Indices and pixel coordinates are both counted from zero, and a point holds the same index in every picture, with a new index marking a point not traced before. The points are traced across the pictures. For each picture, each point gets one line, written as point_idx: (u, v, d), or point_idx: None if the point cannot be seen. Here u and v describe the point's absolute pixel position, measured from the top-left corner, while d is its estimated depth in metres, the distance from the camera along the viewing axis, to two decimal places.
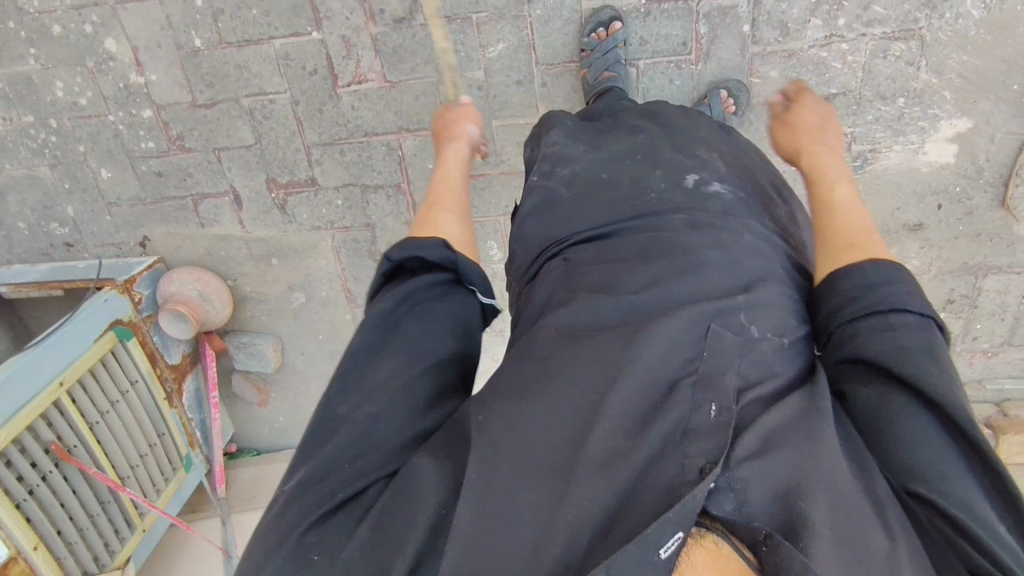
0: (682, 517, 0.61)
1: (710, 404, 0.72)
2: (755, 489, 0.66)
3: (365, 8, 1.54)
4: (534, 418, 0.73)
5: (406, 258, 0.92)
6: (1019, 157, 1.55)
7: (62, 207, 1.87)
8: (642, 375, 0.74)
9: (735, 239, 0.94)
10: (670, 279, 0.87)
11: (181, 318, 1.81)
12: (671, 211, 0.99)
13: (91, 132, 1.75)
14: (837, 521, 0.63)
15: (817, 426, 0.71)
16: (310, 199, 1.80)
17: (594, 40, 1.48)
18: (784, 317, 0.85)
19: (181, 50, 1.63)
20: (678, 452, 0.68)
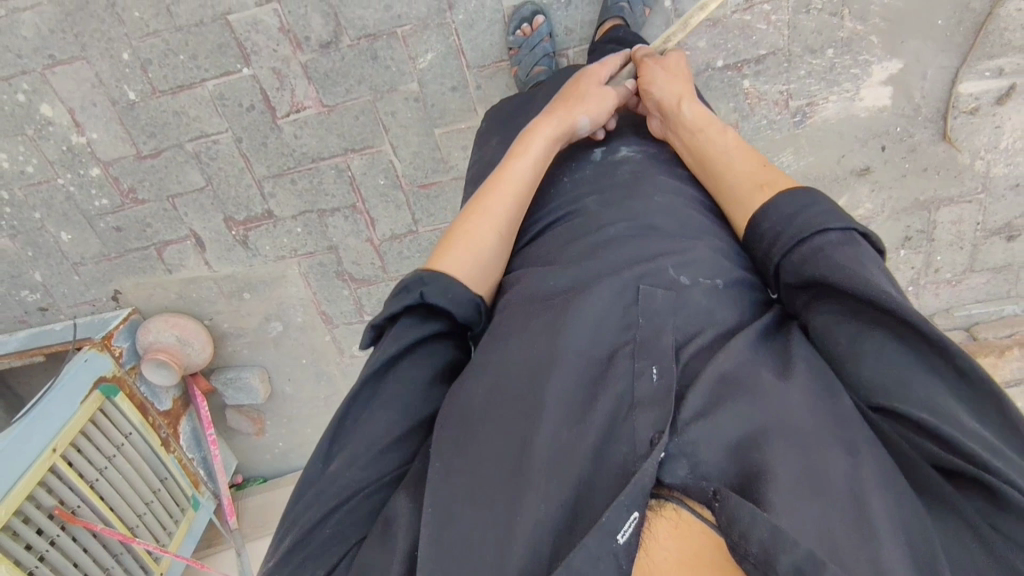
0: (636, 498, 0.63)
1: (651, 370, 0.75)
2: (707, 451, 0.67)
3: (290, 38, 1.54)
4: (479, 424, 0.76)
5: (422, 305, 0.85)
6: (953, 91, 1.57)
7: (30, 274, 1.89)
8: (573, 350, 0.78)
9: (646, 203, 0.98)
10: (598, 258, 0.90)
11: (163, 366, 1.84)
12: (590, 195, 1.04)
13: (44, 198, 1.76)
14: (796, 454, 0.64)
15: (762, 369, 0.74)
16: (271, 231, 1.82)
17: (520, 37, 1.49)
18: (713, 257, 0.89)
19: (117, 105, 1.63)
20: (628, 425, 0.71)
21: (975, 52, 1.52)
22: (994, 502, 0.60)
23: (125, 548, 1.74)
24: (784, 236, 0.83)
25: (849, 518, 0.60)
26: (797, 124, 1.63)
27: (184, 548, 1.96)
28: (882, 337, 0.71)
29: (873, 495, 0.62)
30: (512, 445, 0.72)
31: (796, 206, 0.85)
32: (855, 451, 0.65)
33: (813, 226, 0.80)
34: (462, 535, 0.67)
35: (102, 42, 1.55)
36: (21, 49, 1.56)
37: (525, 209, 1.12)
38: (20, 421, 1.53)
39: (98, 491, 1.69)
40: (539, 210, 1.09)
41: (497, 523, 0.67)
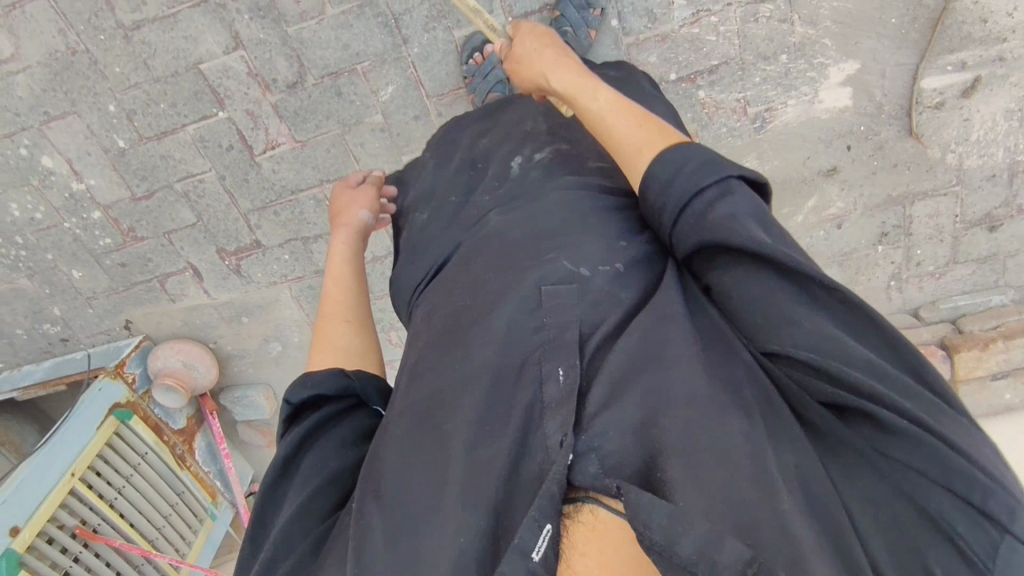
0: (546, 510, 0.66)
1: (557, 371, 0.77)
2: (610, 443, 0.70)
3: (258, 81, 1.63)
4: (398, 453, 0.80)
5: (305, 397, 0.91)
6: (915, 87, 1.54)
7: (49, 309, 2.05)
8: (477, 367, 0.82)
9: (541, 203, 1.01)
10: (505, 268, 0.92)
11: (172, 389, 1.97)
12: (492, 210, 1.06)
13: (54, 241, 1.90)
14: (698, 445, 0.66)
15: (665, 354, 0.74)
16: (261, 259, 1.92)
17: (472, 66, 1.54)
18: (609, 244, 0.91)
19: (109, 152, 1.75)
20: (540, 431, 0.74)
21: (933, 48, 1.50)
22: (882, 432, 0.62)
23: (146, 560, 1.88)
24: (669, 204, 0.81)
25: (750, 482, 0.63)
26: (758, 129, 1.63)
27: (205, 556, 2.10)
28: (771, 282, 0.71)
29: (772, 459, 0.66)
30: (431, 471, 0.77)
31: (664, 182, 0.82)
32: (751, 414, 0.69)
33: (690, 190, 0.78)
34: (396, 555, 0.72)
35: (91, 97, 1.67)
36: (20, 108, 1.69)
37: (444, 229, 1.12)
38: (37, 455, 1.68)
39: (118, 509, 1.84)
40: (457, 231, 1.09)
41: (425, 545, 0.71)
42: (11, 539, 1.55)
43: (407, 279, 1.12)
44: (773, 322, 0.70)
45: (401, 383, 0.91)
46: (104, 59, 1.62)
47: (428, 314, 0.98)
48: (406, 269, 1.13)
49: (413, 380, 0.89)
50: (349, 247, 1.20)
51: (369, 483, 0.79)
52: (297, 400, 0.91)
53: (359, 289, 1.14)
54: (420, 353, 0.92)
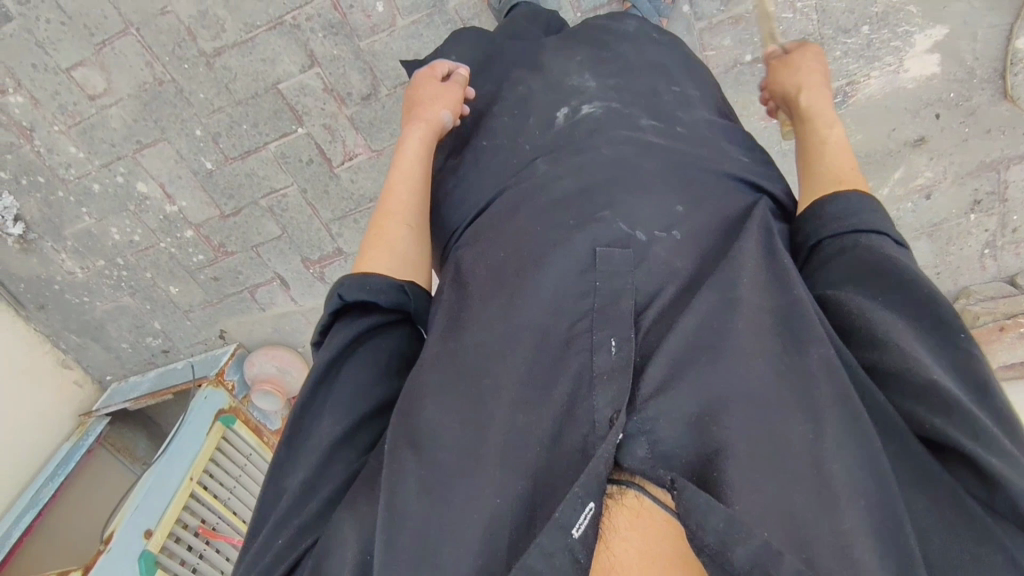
0: (591, 488, 0.66)
1: (609, 342, 0.78)
2: (664, 428, 0.71)
3: (334, 95, 1.67)
4: (438, 400, 0.79)
5: (363, 298, 0.90)
6: (1010, 48, 1.45)
7: (150, 323, 2.18)
8: (525, 328, 0.81)
9: (596, 155, 0.98)
10: (553, 227, 0.90)
11: (269, 394, 2.09)
12: (539, 157, 1.03)
13: (152, 260, 2.02)
14: (751, 433, 0.67)
15: (730, 333, 0.74)
16: (343, 266, 1.99)
17: None
18: (665, 205, 0.92)
19: (198, 174, 1.83)
20: (587, 403, 0.74)
21: None
22: (983, 480, 0.61)
23: None
24: (838, 228, 0.82)
25: (807, 486, 0.63)
26: (838, 105, 1.62)
27: None
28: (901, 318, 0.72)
29: (835, 456, 0.64)
30: (471, 429, 0.75)
31: (849, 207, 0.83)
32: (817, 416, 0.67)
33: (875, 230, 0.80)
34: (422, 509, 0.71)
35: (179, 124, 1.75)
36: (114, 139, 1.78)
37: (480, 171, 1.08)
38: (150, 469, 1.81)
39: (230, 508, 1.97)
40: (500, 177, 1.05)
41: (453, 504, 0.71)
42: (146, 541, 1.69)
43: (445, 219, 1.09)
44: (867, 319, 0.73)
45: (438, 323, 0.89)
46: (188, 86, 1.68)
47: (461, 271, 0.95)
48: (450, 210, 1.09)
49: (445, 331, 0.87)
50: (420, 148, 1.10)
51: (391, 435, 0.77)
52: (350, 299, 0.89)
53: (422, 198, 1.06)
54: (459, 301, 0.90)
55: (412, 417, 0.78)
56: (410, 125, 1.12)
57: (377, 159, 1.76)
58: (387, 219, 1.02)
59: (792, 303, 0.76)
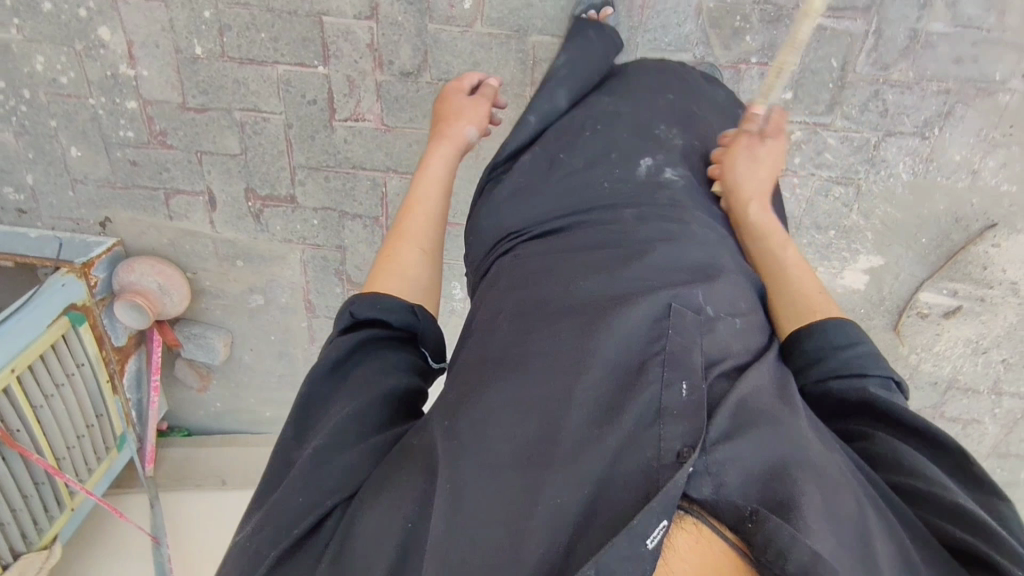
0: (665, 506, 0.60)
1: (680, 383, 0.72)
2: (732, 473, 0.66)
3: (375, 56, 1.59)
4: (502, 401, 0.74)
5: (372, 316, 0.90)
6: (914, 295, 1.83)
7: (20, 174, 1.81)
8: (601, 360, 0.75)
9: (686, 230, 0.95)
10: (631, 268, 0.87)
11: (138, 309, 1.82)
12: (624, 208, 0.99)
13: (68, 111, 1.70)
14: (823, 496, 0.66)
15: (785, 410, 0.75)
16: (287, 214, 1.83)
17: (586, 22, 1.46)
18: (733, 295, 0.89)
19: (180, 54, 1.62)
20: (653, 432, 0.68)
21: (941, 273, 1.78)
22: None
23: (46, 478, 1.70)
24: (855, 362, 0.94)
25: (855, 552, 0.64)
26: None
27: (98, 487, 1.95)
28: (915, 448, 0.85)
29: (877, 541, 0.67)
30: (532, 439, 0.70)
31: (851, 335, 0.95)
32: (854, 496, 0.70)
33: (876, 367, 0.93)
34: (473, 511, 0.66)
35: None
36: None
37: (557, 198, 1.04)
38: None
39: (39, 417, 1.67)
40: (579, 200, 1.03)
41: (501, 510, 0.66)
42: None
43: (489, 225, 1.06)
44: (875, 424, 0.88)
45: (500, 332, 0.85)
46: None
47: (516, 287, 0.90)
48: (506, 216, 1.05)
49: (506, 343, 0.82)
50: (446, 164, 1.15)
51: (447, 440, 0.73)
52: (359, 317, 0.90)
53: (440, 211, 1.10)
54: (522, 314, 0.86)
55: (462, 432, 0.73)
56: (436, 143, 1.18)
57: (384, 135, 1.69)
58: (404, 232, 1.05)
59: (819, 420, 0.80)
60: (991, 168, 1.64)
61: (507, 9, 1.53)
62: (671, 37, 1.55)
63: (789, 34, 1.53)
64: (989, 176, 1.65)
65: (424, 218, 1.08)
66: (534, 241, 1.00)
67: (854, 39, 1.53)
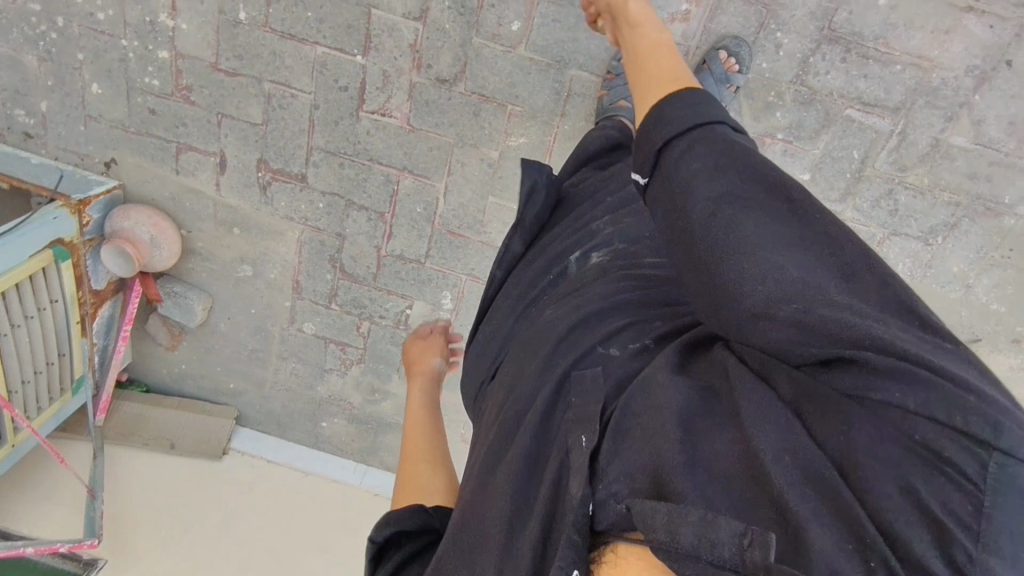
0: (569, 554, 0.58)
1: (579, 439, 0.69)
2: (621, 484, 0.61)
3: (415, 56, 1.60)
4: (460, 550, 0.73)
5: (389, 534, 0.82)
6: None
7: (35, 99, 1.78)
8: (510, 467, 0.74)
9: (602, 282, 0.92)
10: (544, 352, 0.85)
11: (125, 256, 1.78)
12: (550, 306, 0.97)
13: (98, 47, 1.69)
14: (696, 454, 0.59)
15: (655, 378, 0.68)
16: (294, 192, 1.82)
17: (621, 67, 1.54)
18: (646, 309, 0.83)
19: (222, 15, 1.61)
20: (567, 505, 0.65)
21: None
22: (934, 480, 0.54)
23: None
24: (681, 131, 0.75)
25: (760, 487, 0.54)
26: None
27: (44, 427, 1.88)
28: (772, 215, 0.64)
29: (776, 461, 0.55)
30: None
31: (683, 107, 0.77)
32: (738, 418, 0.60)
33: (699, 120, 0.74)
34: None
35: None
36: None
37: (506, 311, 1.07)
38: None
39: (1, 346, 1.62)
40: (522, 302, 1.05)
41: None
42: None
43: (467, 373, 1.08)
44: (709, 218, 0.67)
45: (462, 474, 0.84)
46: None
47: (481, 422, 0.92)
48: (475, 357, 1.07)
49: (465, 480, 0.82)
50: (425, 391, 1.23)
51: None
52: (380, 539, 0.82)
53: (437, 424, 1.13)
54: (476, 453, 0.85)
55: None
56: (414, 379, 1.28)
57: (407, 134, 1.69)
58: (415, 449, 1.05)
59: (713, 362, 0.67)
60: (984, 285, 1.69)
61: (553, 38, 1.55)
62: None
63: (817, 119, 1.57)
64: (982, 292, 1.69)
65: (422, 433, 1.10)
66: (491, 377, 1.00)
67: (879, 136, 1.57)
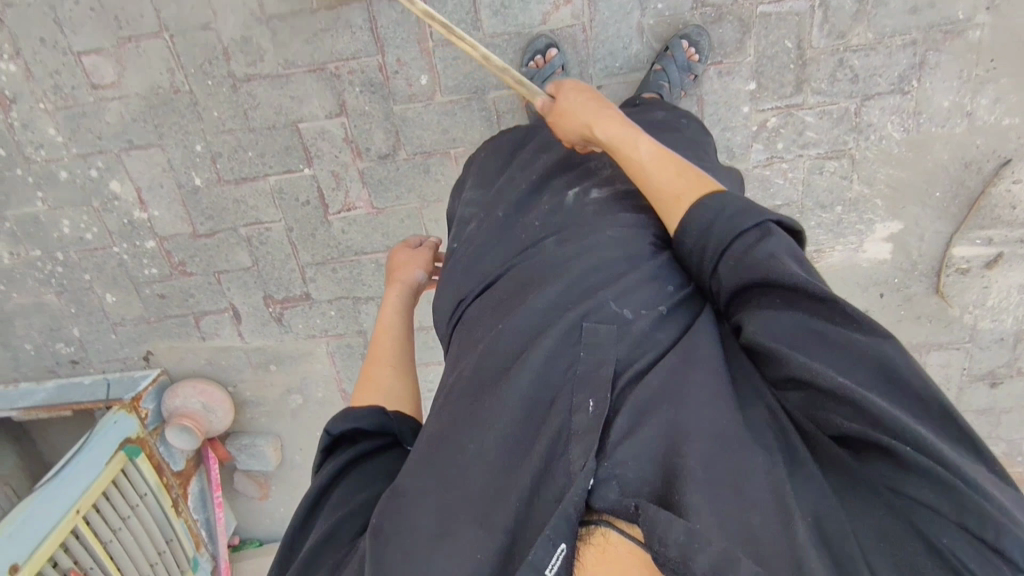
0: (561, 530, 0.67)
1: (588, 401, 0.78)
2: (632, 471, 0.71)
3: (352, 147, 1.69)
4: (437, 473, 0.78)
5: (345, 430, 0.87)
6: (946, 253, 1.74)
7: (67, 329, 1.96)
8: (510, 401, 0.81)
9: (599, 238, 0.98)
10: (545, 293, 0.92)
11: (186, 431, 1.91)
12: (545, 236, 1.04)
13: (97, 262, 1.86)
14: (715, 462, 0.68)
15: (690, 381, 0.77)
16: (306, 312, 1.91)
17: (533, 68, 1.55)
18: (657, 288, 0.91)
19: (182, 188, 1.76)
20: (563, 459, 0.74)
21: (967, 224, 1.70)
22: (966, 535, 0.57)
23: None
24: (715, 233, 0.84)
25: (762, 508, 0.64)
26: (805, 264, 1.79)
27: None
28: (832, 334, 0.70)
29: (792, 496, 0.65)
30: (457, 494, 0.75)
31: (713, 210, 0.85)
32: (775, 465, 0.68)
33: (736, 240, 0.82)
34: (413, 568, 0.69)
35: (179, 134, 1.69)
36: (103, 132, 1.70)
37: (490, 246, 1.09)
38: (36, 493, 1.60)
39: (110, 552, 1.72)
40: (508, 237, 1.09)
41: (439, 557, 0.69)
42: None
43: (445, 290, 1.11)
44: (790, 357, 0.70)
45: (442, 400, 0.89)
46: (204, 102, 1.65)
47: (467, 348, 0.96)
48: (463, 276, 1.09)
49: (445, 407, 0.87)
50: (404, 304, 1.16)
51: (385, 509, 0.75)
52: (336, 433, 0.87)
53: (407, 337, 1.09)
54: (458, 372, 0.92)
55: (404, 498, 0.76)
56: (392, 286, 1.20)
57: (376, 217, 1.77)
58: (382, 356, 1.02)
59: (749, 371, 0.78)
60: (986, 106, 1.58)
61: (461, 74, 1.61)
62: (622, 60, 1.59)
63: (734, 30, 1.55)
64: (986, 114, 1.59)
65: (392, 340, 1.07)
66: (473, 303, 1.04)
67: (802, 18, 1.53)
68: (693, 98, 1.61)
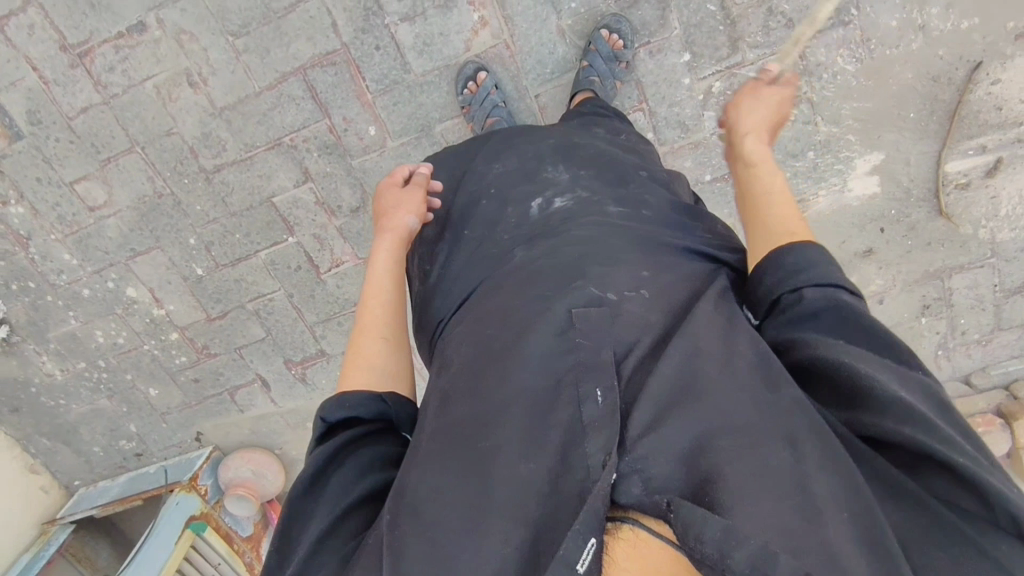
0: (591, 523, 0.61)
1: (596, 391, 0.75)
2: (656, 463, 0.67)
3: (325, 208, 1.78)
4: (443, 473, 0.74)
5: (337, 418, 0.84)
6: (940, 172, 1.65)
7: (125, 426, 2.14)
8: (517, 396, 0.78)
9: (567, 239, 1.00)
10: (532, 293, 0.91)
11: (243, 498, 2.04)
12: (517, 246, 1.07)
13: (133, 362, 2.03)
14: (745, 458, 0.64)
15: (703, 369, 0.74)
16: (325, 367, 2.01)
17: (468, 95, 1.59)
18: (634, 273, 0.91)
19: (187, 280, 1.90)
20: (580, 449, 0.70)
21: (953, 137, 1.60)
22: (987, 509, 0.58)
23: None
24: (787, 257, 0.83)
25: (793, 495, 0.61)
26: None
27: None
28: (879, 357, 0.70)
29: (817, 480, 0.62)
30: (470, 493, 0.71)
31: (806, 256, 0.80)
32: (796, 441, 0.65)
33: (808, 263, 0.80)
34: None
35: (173, 233, 1.83)
36: (108, 246, 1.86)
37: (462, 265, 1.12)
38: None
39: None
40: (482, 256, 1.11)
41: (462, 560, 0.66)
42: None
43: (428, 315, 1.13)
44: (838, 365, 0.69)
45: (434, 404, 0.85)
46: (186, 199, 1.79)
47: (452, 352, 0.94)
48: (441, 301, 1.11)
49: (442, 408, 0.83)
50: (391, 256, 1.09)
51: (393, 516, 0.71)
52: (332, 420, 0.84)
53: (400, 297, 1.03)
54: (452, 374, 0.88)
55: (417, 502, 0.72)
56: (381, 235, 1.12)
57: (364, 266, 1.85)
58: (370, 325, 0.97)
59: (758, 353, 0.75)
60: (937, 15, 1.50)
61: (406, 116, 1.67)
62: (552, 65, 1.61)
63: (653, 9, 1.55)
64: (940, 23, 1.51)
65: (385, 299, 1.01)
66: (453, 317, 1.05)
67: None
68: (631, 82, 1.61)
